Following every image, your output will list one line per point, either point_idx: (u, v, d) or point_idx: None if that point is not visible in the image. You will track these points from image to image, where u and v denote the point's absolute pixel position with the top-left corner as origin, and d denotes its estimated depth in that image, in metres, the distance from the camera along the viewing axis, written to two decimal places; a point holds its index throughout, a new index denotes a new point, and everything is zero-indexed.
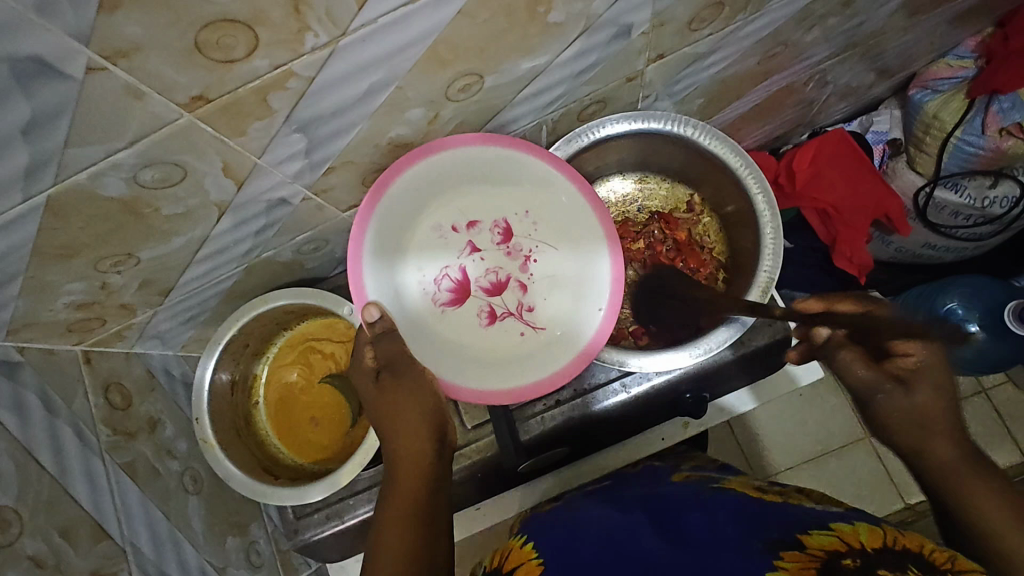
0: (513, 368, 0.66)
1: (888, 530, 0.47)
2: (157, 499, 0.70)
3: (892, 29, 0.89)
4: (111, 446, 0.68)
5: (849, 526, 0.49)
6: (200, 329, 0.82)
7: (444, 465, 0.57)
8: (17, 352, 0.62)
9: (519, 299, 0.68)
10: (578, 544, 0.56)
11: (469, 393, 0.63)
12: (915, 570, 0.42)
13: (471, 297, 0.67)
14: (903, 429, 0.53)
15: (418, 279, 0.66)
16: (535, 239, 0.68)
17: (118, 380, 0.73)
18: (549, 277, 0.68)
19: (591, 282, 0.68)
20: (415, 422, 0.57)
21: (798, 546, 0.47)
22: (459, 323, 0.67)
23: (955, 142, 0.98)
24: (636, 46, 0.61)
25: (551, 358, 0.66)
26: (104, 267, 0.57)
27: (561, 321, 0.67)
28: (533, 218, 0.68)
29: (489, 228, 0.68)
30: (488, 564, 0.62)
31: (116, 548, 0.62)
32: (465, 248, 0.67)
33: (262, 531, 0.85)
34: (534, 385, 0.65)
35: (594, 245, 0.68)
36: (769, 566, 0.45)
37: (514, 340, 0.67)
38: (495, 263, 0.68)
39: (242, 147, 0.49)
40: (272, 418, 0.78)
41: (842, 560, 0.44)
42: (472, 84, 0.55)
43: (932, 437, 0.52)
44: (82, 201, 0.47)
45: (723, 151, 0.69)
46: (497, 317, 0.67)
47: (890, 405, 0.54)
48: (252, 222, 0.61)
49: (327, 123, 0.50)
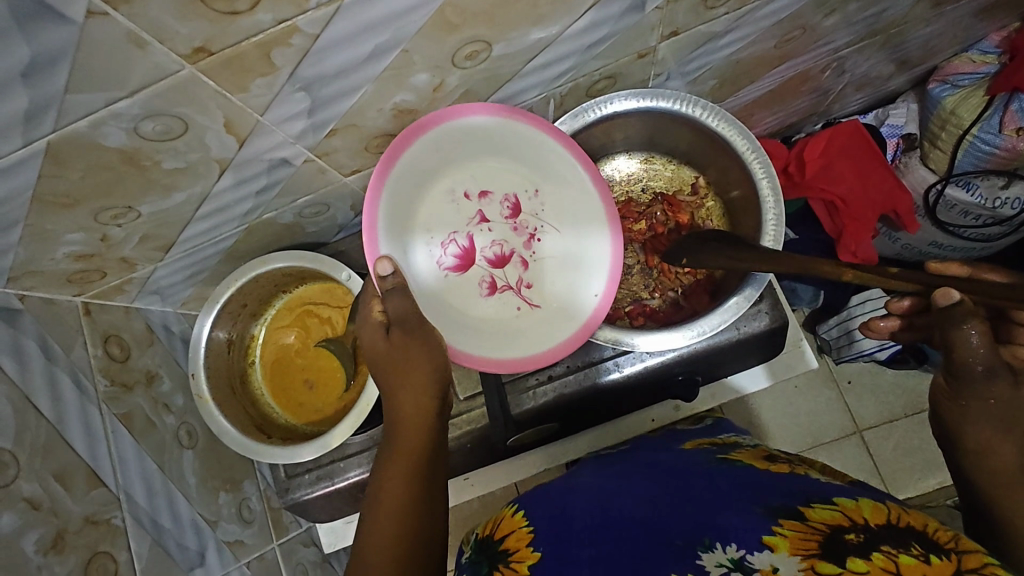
0: (509, 340, 0.66)
1: (894, 508, 0.47)
2: (152, 451, 0.72)
3: (916, 19, 0.87)
4: (109, 397, 0.69)
5: (853, 501, 0.49)
6: (200, 288, 0.82)
7: (441, 427, 0.56)
8: (18, 300, 0.62)
9: (520, 275, 0.68)
10: (569, 514, 0.59)
11: (469, 357, 0.62)
12: (917, 547, 0.41)
13: (474, 266, 0.67)
14: (984, 419, 0.51)
15: (425, 241, 0.64)
16: (543, 219, 0.69)
17: (117, 333, 0.73)
18: (553, 256, 0.69)
19: (591, 266, 0.68)
20: (420, 380, 0.55)
21: (799, 516, 0.48)
22: (461, 290, 0.66)
23: (971, 139, 0.97)
24: (649, 22, 0.59)
25: (547, 336, 0.66)
26: (104, 219, 0.57)
27: (560, 301, 0.68)
28: (544, 198, 0.69)
29: (500, 201, 0.68)
30: (480, 530, 0.64)
31: (110, 495, 0.63)
32: (474, 216, 0.67)
33: (254, 488, 0.87)
34: (531, 358, 0.65)
35: (598, 231, 0.69)
36: (766, 531, 0.47)
37: (510, 314, 0.67)
38: (501, 237, 0.68)
39: (243, 104, 0.48)
40: (267, 379, 0.79)
41: (845, 534, 0.44)
42: (480, 51, 0.54)
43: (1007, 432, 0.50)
44: (82, 149, 0.46)
45: (731, 134, 0.68)
46: (497, 290, 0.67)
47: (989, 391, 0.51)
48: (253, 181, 0.60)
49: (331, 84, 0.50)
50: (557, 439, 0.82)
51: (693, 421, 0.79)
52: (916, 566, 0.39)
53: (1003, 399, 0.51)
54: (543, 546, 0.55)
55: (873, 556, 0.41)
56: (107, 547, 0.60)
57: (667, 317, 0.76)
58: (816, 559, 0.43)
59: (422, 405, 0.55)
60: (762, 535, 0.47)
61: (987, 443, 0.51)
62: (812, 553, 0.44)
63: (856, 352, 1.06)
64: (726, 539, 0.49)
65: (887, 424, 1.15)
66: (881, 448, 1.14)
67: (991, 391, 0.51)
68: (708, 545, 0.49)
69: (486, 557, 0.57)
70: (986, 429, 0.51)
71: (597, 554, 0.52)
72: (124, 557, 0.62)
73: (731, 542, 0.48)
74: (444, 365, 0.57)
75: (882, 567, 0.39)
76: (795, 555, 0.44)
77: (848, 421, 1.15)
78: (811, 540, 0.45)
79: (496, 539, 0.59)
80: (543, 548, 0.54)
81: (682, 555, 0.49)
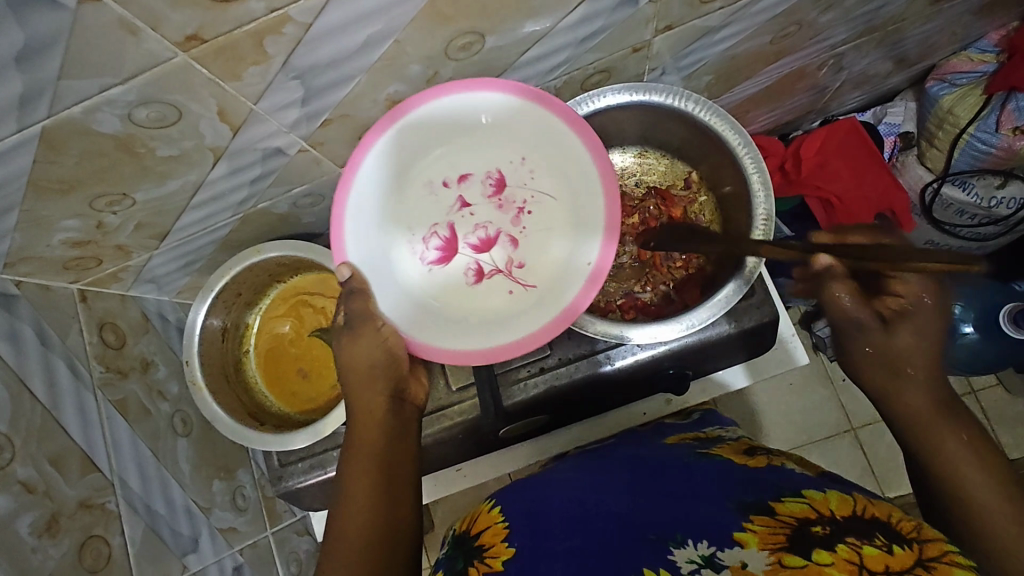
0: (495, 328, 0.63)
1: (860, 500, 0.52)
2: (147, 437, 0.72)
3: (913, 17, 0.87)
4: (104, 382, 0.69)
5: (821, 493, 0.54)
6: (197, 277, 0.83)
7: (401, 418, 0.59)
8: (14, 285, 0.63)
9: (508, 255, 0.66)
10: (547, 504, 0.61)
11: (443, 357, 0.60)
12: (880, 538, 0.46)
13: (459, 254, 0.66)
14: (868, 365, 0.60)
15: (406, 238, 0.65)
16: (530, 188, 0.66)
17: (113, 320, 0.74)
18: (542, 231, 0.66)
19: (583, 236, 0.64)
20: (371, 378, 0.59)
21: (770, 512, 0.52)
22: (446, 281, 0.65)
23: (967, 138, 0.97)
24: (643, 15, 0.60)
25: (538, 316, 0.63)
26: (99, 206, 0.57)
27: (553, 279, 0.64)
28: (529, 166, 0.65)
29: (481, 181, 0.65)
30: (458, 526, 0.66)
31: (104, 480, 0.64)
32: (455, 203, 0.65)
33: (248, 476, 0.87)
34: (509, 345, 0.61)
35: (589, 195, 0.64)
36: (738, 527, 0.51)
37: (502, 299, 0.65)
38: (485, 219, 0.66)
39: (237, 92, 0.49)
40: (261, 368, 0.79)
41: (811, 526, 0.48)
42: (473, 43, 0.54)
43: (899, 374, 0.58)
44: (77, 135, 0.47)
45: (723, 128, 0.68)
46: (484, 276, 0.66)
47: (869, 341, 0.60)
48: (247, 170, 0.61)
49: (324, 75, 0.50)
50: (546, 431, 0.83)
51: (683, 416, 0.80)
52: (879, 557, 0.44)
53: (891, 351, 0.59)
54: (519, 542, 0.56)
55: (838, 547, 0.45)
56: (100, 531, 0.61)
57: (658, 310, 0.76)
58: (783, 552, 0.46)
59: (378, 400, 0.58)
60: (734, 531, 0.51)
61: (886, 390, 0.59)
62: (778, 547, 0.47)
63: None
64: (697, 537, 0.52)
65: (882, 423, 1.15)
66: (874, 446, 1.14)
67: (861, 340, 0.61)
68: (679, 542, 0.52)
69: (461, 551, 0.59)
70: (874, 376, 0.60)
71: (570, 547, 0.54)
72: (117, 541, 0.62)
73: (702, 540, 0.51)
74: (391, 358, 0.60)
75: (847, 558, 0.44)
76: (763, 549, 0.47)
77: (842, 420, 1.15)
78: (779, 534, 0.49)
79: (471, 535, 0.61)
80: (517, 544, 0.56)
81: (655, 549, 0.51)
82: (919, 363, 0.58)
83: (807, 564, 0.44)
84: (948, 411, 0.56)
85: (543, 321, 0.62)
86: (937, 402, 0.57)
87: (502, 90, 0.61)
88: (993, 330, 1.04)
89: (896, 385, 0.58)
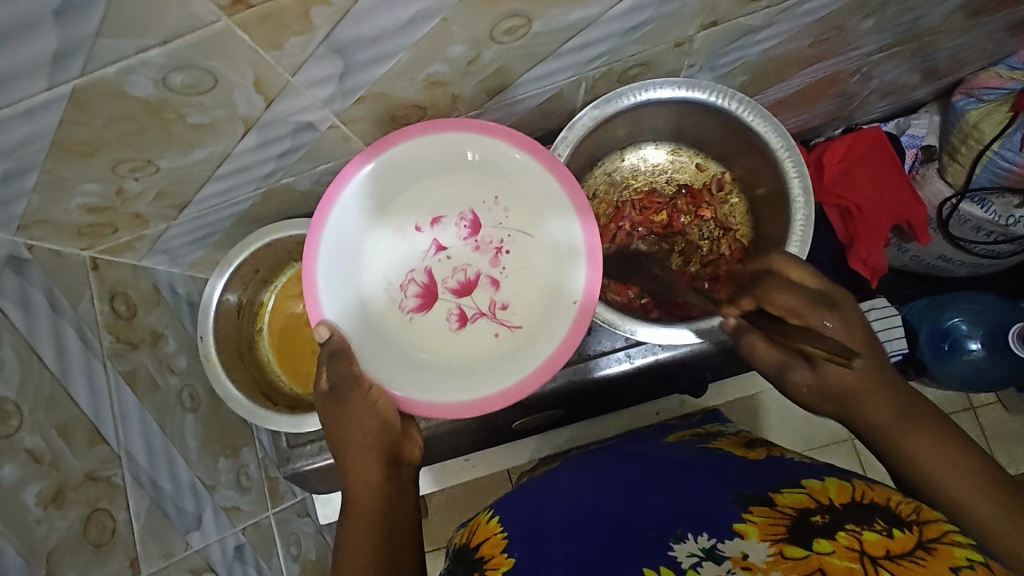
0: (478, 379, 0.64)
1: (858, 485, 0.52)
2: (155, 412, 0.71)
3: (949, 29, 0.86)
4: (114, 353, 0.68)
5: (820, 483, 0.54)
6: (210, 251, 0.81)
7: (399, 484, 0.58)
8: (27, 249, 0.61)
9: (491, 298, 0.66)
10: (544, 514, 0.61)
11: (433, 411, 0.63)
12: (880, 522, 0.46)
13: (440, 300, 0.66)
14: (818, 402, 0.54)
15: (384, 288, 0.65)
16: (506, 227, 0.67)
17: (124, 290, 0.72)
18: (521, 269, 0.67)
19: (566, 250, 0.66)
20: (363, 445, 0.58)
21: (770, 503, 0.53)
22: (430, 328, 0.66)
23: (990, 156, 0.97)
24: (690, 9, 0.58)
25: (531, 355, 0.64)
26: (122, 172, 0.56)
27: (538, 314, 0.66)
28: (502, 204, 0.67)
29: (456, 223, 0.66)
30: (458, 539, 0.65)
31: (111, 453, 0.62)
32: (430, 248, 0.66)
33: (252, 455, 0.86)
34: (500, 396, 0.63)
35: (563, 211, 0.66)
36: (738, 518, 0.52)
37: (488, 342, 0.66)
38: (464, 261, 0.66)
39: (276, 62, 0.47)
40: (275, 347, 0.78)
41: (811, 516, 0.49)
42: (519, 27, 0.53)
43: (856, 402, 0.52)
44: (108, 97, 0.45)
45: (767, 131, 0.66)
46: (467, 320, 0.66)
47: (800, 382, 0.55)
48: (277, 143, 0.59)
49: (366, 50, 0.49)
50: (562, 426, 0.83)
51: (692, 417, 0.80)
52: (879, 542, 0.43)
53: (841, 382, 0.52)
54: (519, 552, 0.55)
55: (838, 535, 0.45)
56: (105, 505, 0.60)
57: None
58: (784, 543, 0.46)
59: (372, 468, 0.57)
60: (734, 523, 0.51)
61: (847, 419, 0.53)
62: (779, 538, 0.48)
63: None
64: (697, 531, 0.52)
65: None
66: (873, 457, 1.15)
67: (796, 382, 0.55)
68: (679, 537, 0.52)
69: (461, 565, 0.58)
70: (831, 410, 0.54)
71: (568, 552, 0.53)
72: (122, 515, 0.61)
73: (702, 533, 0.51)
74: (384, 422, 0.59)
75: (847, 545, 0.44)
76: (764, 540, 0.48)
77: (840, 429, 1.15)
78: (779, 524, 0.49)
79: (472, 547, 0.60)
80: (517, 554, 0.55)
81: (655, 546, 0.51)
82: (872, 385, 0.51)
83: (807, 554, 0.44)
84: (915, 410, 0.51)
85: (530, 367, 0.64)
86: (900, 412, 0.51)
87: (460, 129, 0.64)
88: (1000, 350, 1.05)
89: (858, 413, 0.52)
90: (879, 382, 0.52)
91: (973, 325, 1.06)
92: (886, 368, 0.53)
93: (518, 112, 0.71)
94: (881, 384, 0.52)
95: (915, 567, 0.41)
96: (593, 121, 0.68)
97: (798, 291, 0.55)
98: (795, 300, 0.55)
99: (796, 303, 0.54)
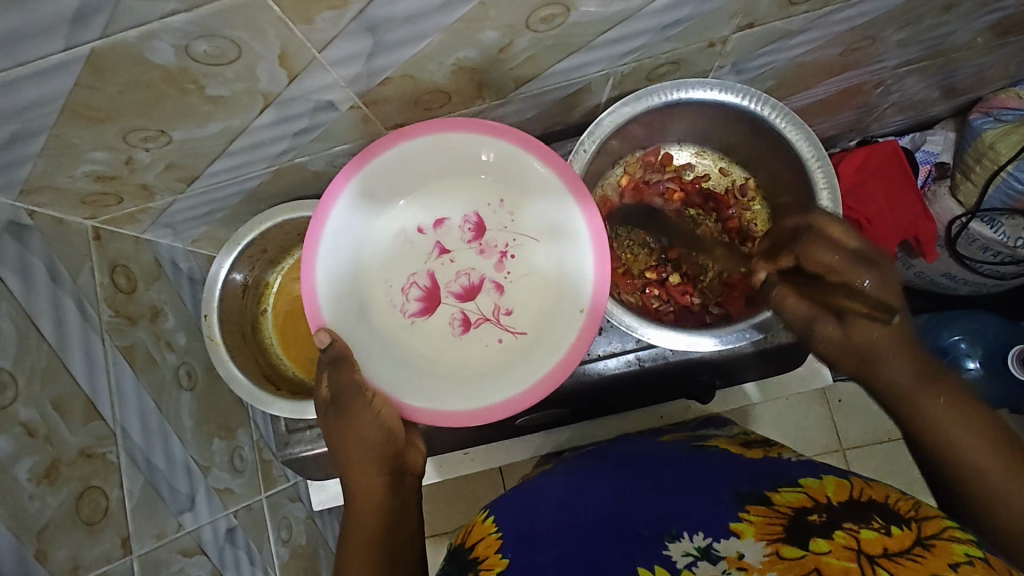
0: (479, 388, 0.63)
1: (856, 483, 0.52)
2: (152, 389, 0.69)
3: (977, 46, 0.85)
4: (113, 327, 0.66)
5: (818, 482, 0.54)
6: (213, 228, 0.79)
7: (402, 496, 0.60)
8: (28, 215, 0.59)
9: (495, 303, 0.65)
10: (536, 514, 0.59)
11: (438, 420, 0.61)
12: (877, 520, 0.46)
13: (443, 304, 0.65)
14: (842, 359, 0.55)
15: (385, 292, 0.65)
16: (511, 231, 0.65)
17: (125, 262, 0.70)
18: (525, 274, 0.65)
19: (572, 250, 0.64)
20: (367, 462, 0.59)
21: (766, 502, 0.52)
22: (434, 333, 0.65)
23: (1004, 176, 0.95)
24: (729, 9, 0.57)
25: (537, 362, 0.63)
26: (133, 141, 0.54)
27: (543, 321, 0.64)
28: (507, 208, 0.65)
29: (459, 225, 0.65)
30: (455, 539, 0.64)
31: (107, 429, 0.61)
32: (433, 250, 0.65)
33: (247, 437, 0.84)
34: (503, 405, 0.61)
35: (568, 211, 0.64)
36: (733, 518, 0.51)
37: (491, 348, 0.64)
38: (467, 265, 0.65)
39: (305, 37, 0.45)
40: (278, 329, 0.77)
41: (808, 515, 0.48)
42: (556, 15, 0.51)
43: (878, 358, 0.53)
44: (127, 62, 0.43)
45: (798, 139, 0.65)
46: (471, 325, 0.65)
47: (824, 336, 0.56)
48: (294, 121, 0.57)
49: (398, 29, 0.47)
50: (565, 425, 0.83)
51: (696, 422, 0.79)
52: (877, 540, 0.43)
53: (867, 336, 0.53)
54: (512, 554, 0.54)
55: (835, 534, 0.44)
56: (99, 482, 0.58)
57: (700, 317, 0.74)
58: (781, 543, 0.46)
59: (375, 484, 0.59)
60: (729, 523, 0.51)
61: (868, 376, 0.54)
62: (775, 538, 0.47)
63: None
64: (692, 530, 0.51)
65: (869, 447, 1.12)
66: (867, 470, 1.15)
67: (819, 336, 0.56)
68: (675, 535, 0.51)
69: (456, 566, 0.57)
70: (852, 368, 0.55)
71: (561, 553, 0.52)
72: (115, 494, 0.60)
73: (698, 532, 0.51)
74: (387, 436, 0.60)
75: (844, 545, 0.43)
76: (760, 540, 0.47)
77: (831, 437, 1.12)
78: (775, 524, 0.49)
79: (467, 547, 0.59)
80: (511, 556, 0.53)
81: (650, 548, 0.50)
82: (894, 342, 0.53)
83: (805, 554, 0.44)
84: (936, 379, 0.51)
85: (534, 378, 0.62)
86: (918, 371, 0.52)
87: (458, 127, 0.62)
88: (999, 370, 1.05)
89: (878, 370, 0.53)
90: (905, 339, 0.53)
91: (972, 344, 1.06)
92: (910, 332, 0.54)
93: (542, 103, 0.69)
94: (905, 343, 0.53)
95: (914, 565, 0.40)
96: (622, 118, 0.66)
97: (837, 248, 0.56)
98: (836, 259, 0.56)
99: (833, 260, 0.56)
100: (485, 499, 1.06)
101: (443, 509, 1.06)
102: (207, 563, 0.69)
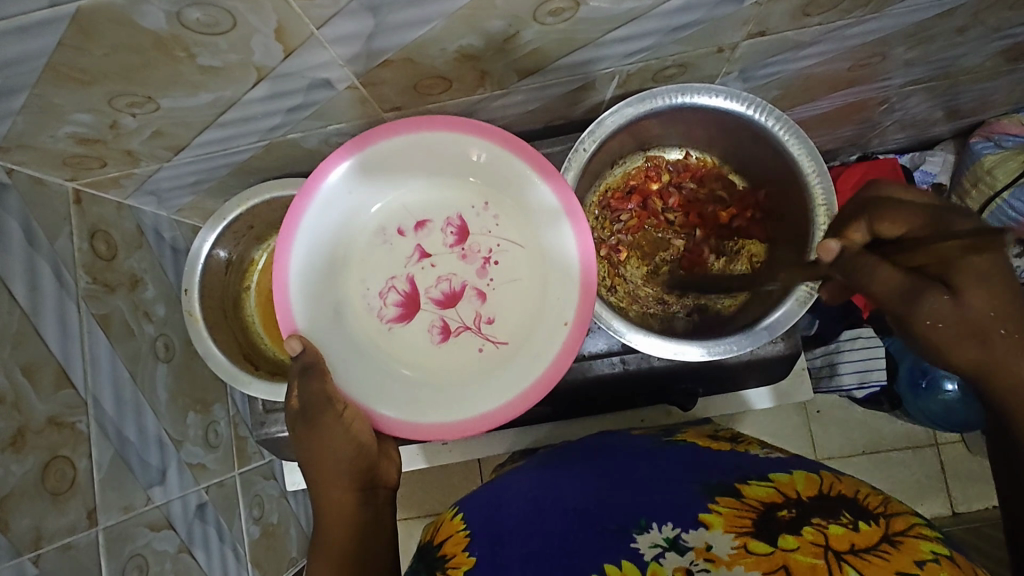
0: (460, 397, 0.62)
1: (826, 478, 0.54)
2: (126, 359, 0.67)
3: (984, 70, 0.84)
4: (89, 294, 0.64)
5: (788, 475, 0.55)
6: (201, 198, 0.77)
7: (372, 508, 0.62)
8: (5, 173, 0.57)
9: (476, 310, 0.64)
10: (502, 513, 0.57)
11: (413, 434, 0.61)
12: (846, 516, 0.48)
13: (422, 310, 0.64)
14: (959, 342, 0.50)
15: (363, 295, 0.64)
16: (493, 237, 0.64)
17: (106, 229, 0.68)
18: (509, 281, 0.64)
19: (560, 264, 0.63)
20: (336, 474, 0.60)
21: (737, 494, 0.53)
22: (410, 340, 0.64)
23: (999, 202, 0.95)
24: (742, 15, 0.56)
25: (518, 376, 0.62)
26: (118, 105, 0.52)
27: (526, 331, 0.63)
28: (491, 211, 0.64)
29: (442, 229, 0.64)
30: (424, 535, 0.64)
31: (78, 398, 0.59)
32: (413, 254, 0.64)
33: (223, 412, 0.83)
34: (483, 419, 0.61)
35: (557, 224, 0.63)
36: (703, 508, 0.52)
37: (471, 356, 0.64)
38: (450, 270, 0.64)
39: (303, 12, 0.43)
40: (260, 307, 0.77)
41: (778, 510, 0.50)
42: (565, 9, 0.50)
43: (996, 342, 0.50)
44: (113, 24, 0.41)
45: (799, 152, 0.64)
46: (451, 333, 0.64)
47: (936, 312, 0.49)
48: (288, 96, 0.56)
49: (401, 11, 0.45)
50: (545, 422, 0.83)
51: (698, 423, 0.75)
52: (844, 536, 0.45)
53: (983, 310, 0.49)
54: (480, 551, 0.53)
55: (804, 530, 0.47)
56: (67, 452, 0.57)
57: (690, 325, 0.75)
58: (749, 537, 0.47)
59: (343, 497, 0.60)
60: (699, 512, 0.51)
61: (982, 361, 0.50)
62: (744, 531, 0.48)
63: (834, 386, 0.99)
64: (661, 520, 0.52)
65: (843, 459, 1.13)
66: None
67: (929, 310, 0.49)
68: (644, 527, 0.52)
69: (425, 564, 0.56)
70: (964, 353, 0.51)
71: (528, 553, 0.51)
72: (83, 465, 0.59)
73: (667, 523, 0.52)
74: (359, 448, 0.60)
75: (813, 541, 0.45)
76: (729, 533, 0.48)
77: (806, 448, 1.13)
78: (745, 517, 0.50)
79: (435, 545, 0.58)
80: (478, 553, 0.53)
81: (619, 539, 0.51)
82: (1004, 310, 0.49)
83: (772, 550, 0.46)
84: None
85: (513, 394, 0.61)
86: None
87: (443, 128, 0.61)
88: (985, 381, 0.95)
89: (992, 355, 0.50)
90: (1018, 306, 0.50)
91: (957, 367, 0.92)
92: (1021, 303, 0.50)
93: (545, 96, 0.68)
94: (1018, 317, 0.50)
95: (880, 560, 0.43)
96: (625, 119, 0.65)
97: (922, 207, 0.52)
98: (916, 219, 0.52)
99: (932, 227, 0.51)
100: (457, 488, 1.06)
101: (425, 497, 1.06)
102: (174, 538, 0.69)
